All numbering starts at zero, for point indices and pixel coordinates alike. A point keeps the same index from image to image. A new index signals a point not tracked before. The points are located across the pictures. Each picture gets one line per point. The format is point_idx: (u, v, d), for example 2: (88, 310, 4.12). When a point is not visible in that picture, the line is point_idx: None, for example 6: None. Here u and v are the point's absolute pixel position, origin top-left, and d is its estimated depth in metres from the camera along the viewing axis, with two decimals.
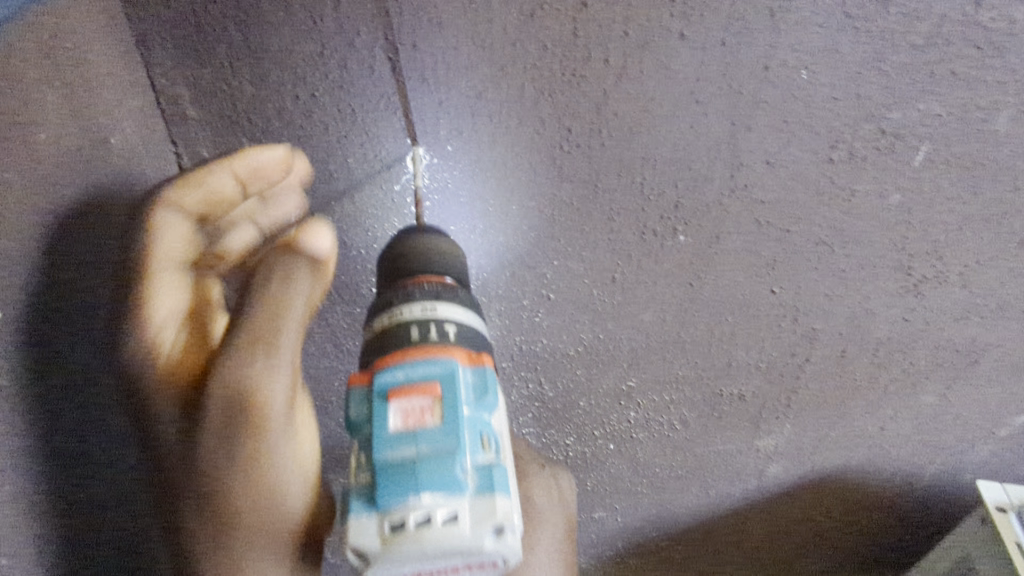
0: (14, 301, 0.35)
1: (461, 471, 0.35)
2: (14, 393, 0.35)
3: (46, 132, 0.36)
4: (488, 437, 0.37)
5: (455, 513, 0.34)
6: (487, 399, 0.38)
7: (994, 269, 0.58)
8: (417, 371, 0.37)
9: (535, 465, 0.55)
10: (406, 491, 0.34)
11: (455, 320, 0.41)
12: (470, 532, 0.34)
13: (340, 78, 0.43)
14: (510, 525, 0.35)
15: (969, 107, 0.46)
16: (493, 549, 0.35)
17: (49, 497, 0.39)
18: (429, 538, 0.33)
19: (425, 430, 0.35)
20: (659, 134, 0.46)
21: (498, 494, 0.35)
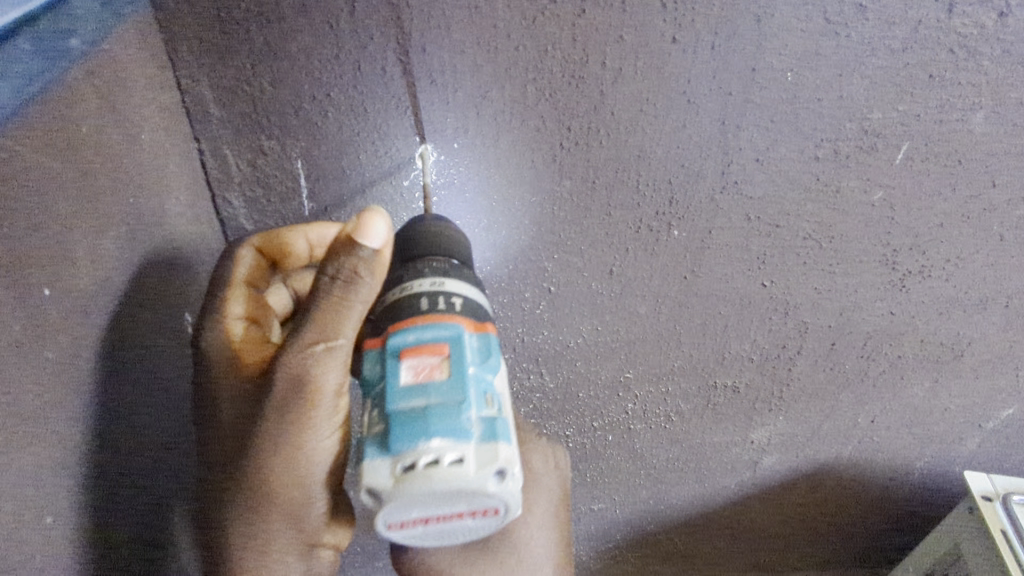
0: (78, 285, 0.37)
1: (467, 419, 0.37)
2: (78, 374, 0.37)
3: (87, 128, 0.38)
4: (491, 395, 0.40)
5: (462, 455, 0.36)
6: (490, 361, 0.41)
7: (975, 264, 0.61)
8: (427, 333, 0.40)
9: (533, 434, 0.58)
10: (416, 435, 0.36)
11: (460, 293, 0.43)
12: (474, 473, 0.36)
13: (355, 79, 0.46)
14: (511, 470, 0.37)
15: (946, 107, 0.49)
16: (496, 491, 0.37)
17: (103, 483, 0.40)
18: (437, 476, 0.35)
19: (435, 382, 0.38)
20: (654, 132, 0.49)
21: (501, 442, 0.37)
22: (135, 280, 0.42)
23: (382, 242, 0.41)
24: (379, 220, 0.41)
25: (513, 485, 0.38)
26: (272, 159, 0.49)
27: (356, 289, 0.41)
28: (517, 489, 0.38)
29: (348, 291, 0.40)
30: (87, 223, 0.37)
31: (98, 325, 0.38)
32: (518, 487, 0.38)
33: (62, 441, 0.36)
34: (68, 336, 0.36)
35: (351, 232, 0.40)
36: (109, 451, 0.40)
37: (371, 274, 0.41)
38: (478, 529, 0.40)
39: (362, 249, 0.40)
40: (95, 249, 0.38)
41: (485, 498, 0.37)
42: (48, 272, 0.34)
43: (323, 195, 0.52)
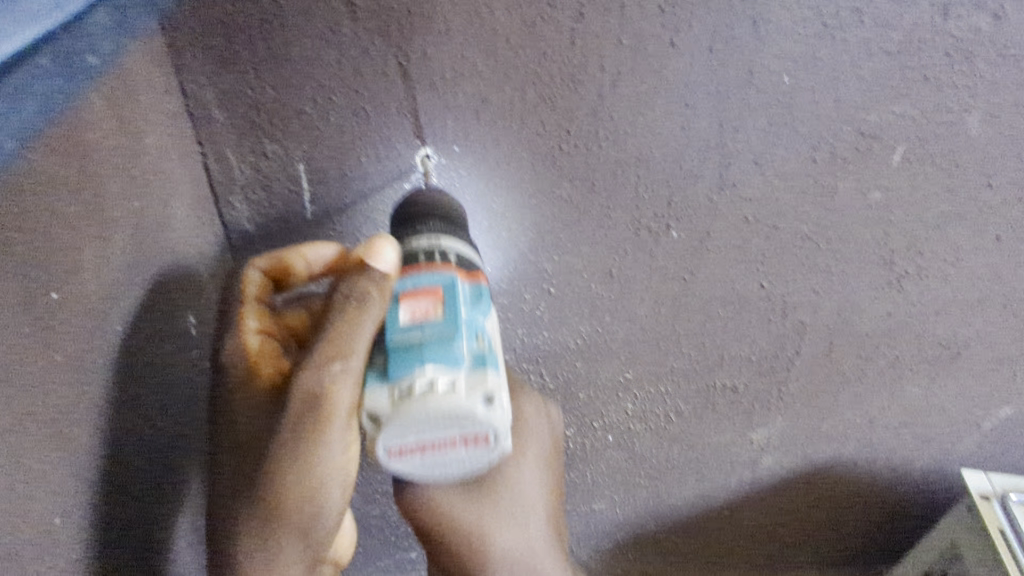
0: (90, 287, 0.37)
1: (459, 349, 0.38)
2: (88, 376, 0.37)
3: (95, 131, 0.38)
4: (485, 333, 0.41)
5: (452, 381, 0.37)
6: (482, 305, 0.41)
7: (972, 264, 0.61)
8: (422, 280, 0.41)
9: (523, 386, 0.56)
10: (411, 364, 0.38)
11: (456, 248, 0.43)
12: (465, 396, 0.37)
13: (356, 83, 0.46)
14: (500, 397, 0.38)
15: (941, 110, 0.49)
16: (486, 415, 0.38)
17: (109, 481, 0.40)
18: (430, 400, 0.37)
19: (429, 321, 0.39)
20: (653, 135, 0.50)
21: (490, 371, 0.39)
22: (142, 284, 0.43)
23: (392, 266, 0.41)
24: (387, 245, 0.42)
25: (503, 412, 0.38)
26: (275, 162, 0.50)
27: (364, 309, 0.40)
28: (508, 415, 0.39)
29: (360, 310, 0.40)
30: (95, 230, 0.37)
31: (105, 327, 0.39)
32: (508, 414, 0.39)
33: (71, 448, 0.36)
34: (78, 337, 0.36)
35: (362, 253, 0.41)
36: (116, 451, 0.40)
37: (381, 295, 0.41)
38: (472, 462, 0.41)
39: (371, 271, 0.41)
40: (102, 253, 0.38)
41: (476, 424, 0.38)
42: (59, 279, 0.34)
43: (325, 197, 0.52)
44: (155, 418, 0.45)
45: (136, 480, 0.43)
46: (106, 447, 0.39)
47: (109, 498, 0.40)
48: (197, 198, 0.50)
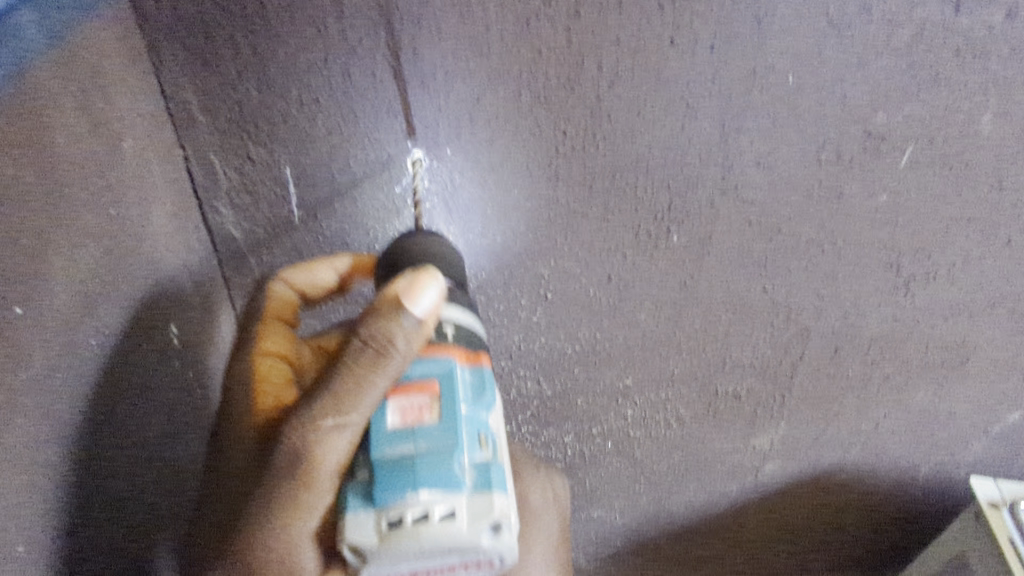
0: (59, 300, 0.35)
1: (458, 468, 0.36)
2: (54, 390, 0.36)
3: (64, 136, 0.36)
4: (486, 435, 0.39)
5: (453, 509, 0.35)
6: (485, 397, 0.40)
7: (981, 268, 0.59)
8: (416, 368, 0.39)
9: (531, 466, 0.56)
10: (404, 489, 0.35)
11: (455, 318, 0.42)
12: (466, 528, 0.35)
13: (343, 84, 0.44)
14: (506, 523, 0.36)
15: (951, 109, 0.47)
16: (490, 545, 0.35)
17: (79, 497, 0.38)
18: (426, 535, 0.34)
19: (424, 427, 0.37)
20: (652, 137, 0.48)
21: (495, 491, 0.36)
22: (118, 292, 0.41)
23: (428, 312, 0.38)
24: (431, 288, 0.39)
25: (510, 537, 0.36)
26: (260, 166, 0.48)
27: (385, 359, 0.37)
28: (515, 540, 0.37)
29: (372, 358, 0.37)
30: (64, 237, 0.36)
31: (77, 341, 0.37)
32: (514, 538, 0.37)
33: (36, 467, 0.34)
34: (44, 352, 0.34)
35: (399, 295, 0.38)
36: (88, 467, 0.39)
37: (407, 347, 0.38)
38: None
39: (405, 316, 0.38)
40: (73, 263, 0.36)
41: (478, 552, 0.36)
42: (22, 290, 0.32)
43: (313, 202, 0.51)
44: (133, 439, 0.44)
45: (110, 504, 0.42)
46: (74, 469, 0.38)
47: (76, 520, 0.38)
48: (180, 203, 0.49)
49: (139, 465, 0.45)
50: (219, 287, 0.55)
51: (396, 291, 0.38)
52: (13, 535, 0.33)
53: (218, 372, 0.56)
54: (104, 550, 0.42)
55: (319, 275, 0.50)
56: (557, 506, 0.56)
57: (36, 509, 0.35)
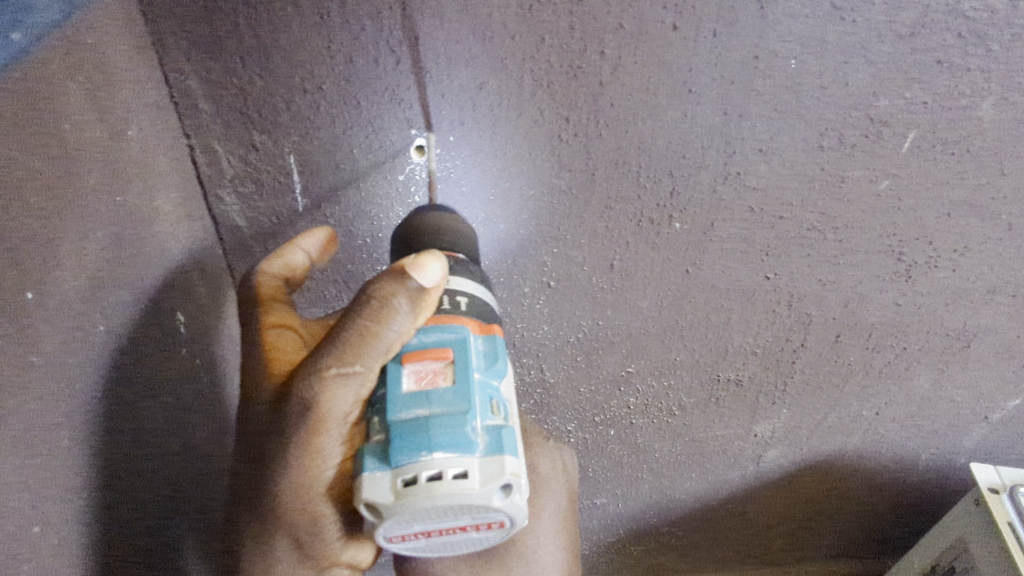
0: (71, 285, 0.36)
1: (472, 430, 0.36)
2: (70, 377, 0.36)
3: (70, 124, 0.36)
4: (497, 403, 0.39)
5: (466, 469, 0.35)
6: (496, 366, 0.40)
7: (984, 253, 0.60)
8: (430, 337, 0.40)
9: (540, 437, 0.56)
10: (418, 448, 0.35)
11: (467, 291, 0.43)
12: (479, 488, 0.35)
13: (347, 71, 0.44)
14: (517, 484, 0.36)
15: (954, 94, 0.48)
16: (501, 505, 0.36)
17: (102, 485, 0.39)
18: (440, 493, 0.34)
19: (438, 391, 0.37)
20: (654, 123, 0.48)
21: (507, 454, 0.36)
22: (126, 280, 0.41)
23: (433, 284, 0.40)
24: (435, 261, 0.39)
25: (520, 499, 0.37)
26: (264, 154, 0.48)
27: (388, 317, 0.39)
28: (524, 503, 0.37)
29: (373, 318, 0.39)
30: (71, 224, 0.36)
31: (89, 327, 0.37)
32: (524, 501, 0.37)
33: (52, 453, 0.35)
34: (58, 338, 0.35)
35: (406, 265, 0.39)
36: (108, 453, 0.39)
37: (411, 309, 0.39)
38: (481, 540, 0.39)
39: (410, 282, 0.39)
40: (82, 250, 0.37)
41: (489, 512, 0.36)
42: (31, 276, 0.33)
43: (317, 189, 0.51)
44: (149, 429, 0.44)
45: (131, 491, 0.42)
46: (95, 461, 0.38)
47: (102, 510, 0.39)
48: (185, 191, 0.49)
49: (158, 458, 0.45)
50: (223, 275, 0.56)
51: (404, 263, 0.40)
52: (38, 525, 0.34)
53: (227, 361, 0.56)
54: (132, 537, 0.42)
55: (295, 258, 0.49)
56: (566, 482, 0.56)
57: (61, 499, 0.35)
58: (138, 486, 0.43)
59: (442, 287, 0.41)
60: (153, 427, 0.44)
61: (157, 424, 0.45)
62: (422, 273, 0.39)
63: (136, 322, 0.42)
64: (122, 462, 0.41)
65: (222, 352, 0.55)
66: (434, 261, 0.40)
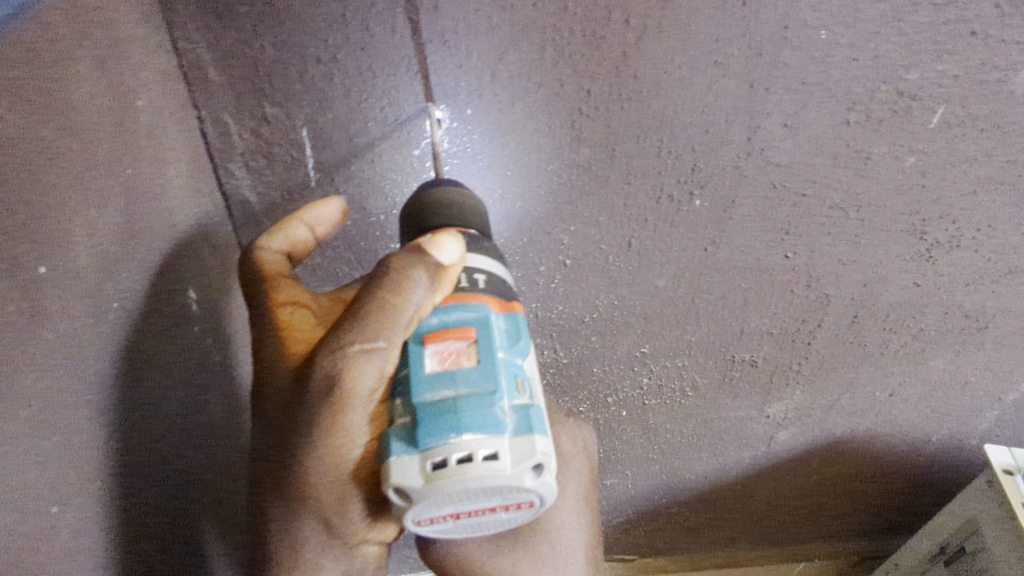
0: (83, 259, 0.35)
1: (500, 410, 0.36)
2: (87, 354, 0.35)
3: (79, 93, 0.35)
4: (521, 381, 0.39)
5: (496, 450, 0.35)
6: (519, 344, 0.40)
7: (1007, 232, 0.59)
8: (451, 316, 0.39)
9: (561, 415, 0.55)
10: (446, 431, 0.35)
11: (485, 268, 0.42)
12: (510, 469, 0.35)
13: (362, 41, 0.43)
14: (549, 464, 0.36)
15: (987, 67, 0.46)
16: (533, 485, 0.35)
17: (119, 467, 0.38)
18: (471, 475, 0.34)
19: (462, 371, 0.37)
20: (677, 97, 0.47)
21: (537, 433, 0.36)
22: (137, 256, 0.40)
23: (451, 263, 0.40)
24: (453, 238, 0.40)
25: (551, 479, 0.36)
26: (276, 127, 0.47)
27: (409, 291, 0.38)
28: (555, 482, 0.36)
29: (394, 292, 0.38)
30: (81, 193, 0.35)
31: (102, 302, 0.36)
32: (555, 480, 0.36)
33: (67, 433, 0.34)
34: (71, 313, 0.34)
35: (423, 242, 0.40)
36: (124, 435, 0.38)
37: (430, 283, 0.39)
38: (509, 521, 0.39)
39: (428, 259, 0.39)
40: (92, 224, 0.36)
41: (520, 493, 0.35)
42: (42, 248, 0.32)
43: (329, 164, 0.49)
44: (165, 410, 0.43)
45: (150, 473, 0.41)
46: (112, 440, 0.37)
47: (121, 490, 0.38)
48: (194, 166, 0.47)
49: (175, 439, 0.44)
50: (232, 252, 0.55)
51: (421, 241, 0.40)
52: (59, 505, 0.33)
53: (237, 340, 0.55)
54: (151, 519, 0.42)
55: (296, 234, 0.47)
56: (586, 460, 0.54)
57: (81, 478, 0.34)
58: (158, 466, 0.42)
59: (460, 267, 0.41)
60: (169, 407, 0.44)
61: (172, 406, 0.44)
62: (439, 248, 0.39)
63: (148, 300, 0.41)
64: (140, 443, 0.40)
65: (234, 330, 0.55)
66: (451, 241, 0.40)
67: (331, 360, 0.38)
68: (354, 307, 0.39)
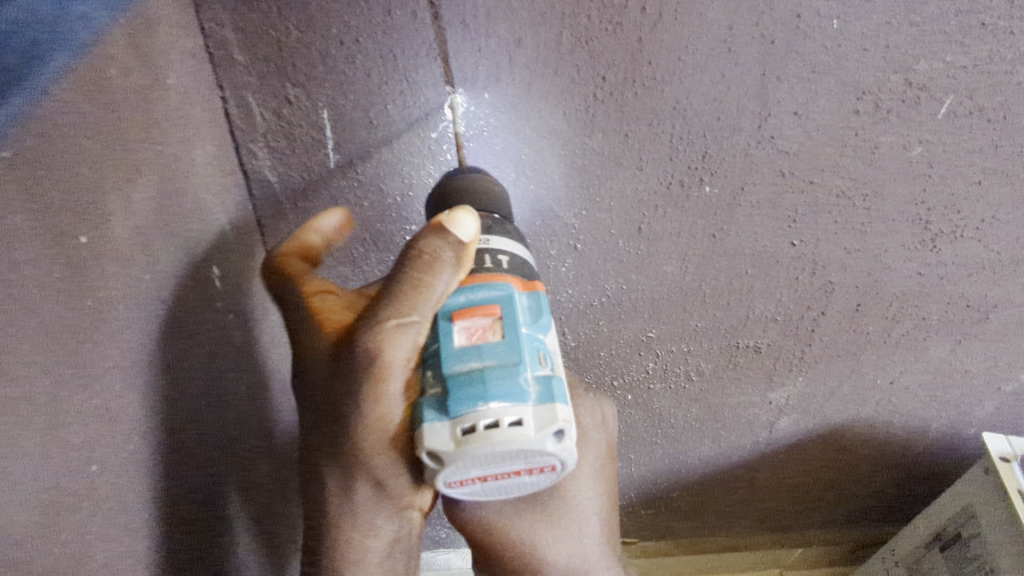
0: (123, 230, 0.36)
1: (524, 381, 0.38)
2: (123, 326, 0.36)
3: (115, 69, 0.36)
4: (544, 355, 0.40)
5: (521, 417, 0.36)
6: (542, 321, 0.42)
7: (1011, 223, 0.60)
8: (478, 294, 0.41)
9: (580, 389, 0.55)
10: (474, 398, 0.37)
11: (510, 251, 0.44)
12: (534, 434, 0.36)
13: (384, 24, 0.44)
14: (570, 430, 0.38)
15: (994, 58, 0.47)
16: (555, 450, 0.37)
17: (155, 434, 0.39)
18: (498, 439, 0.36)
19: (489, 345, 0.39)
20: (689, 85, 0.47)
21: (558, 402, 0.38)
22: (168, 232, 0.41)
23: (470, 237, 0.40)
24: (471, 213, 0.41)
25: (572, 444, 0.38)
26: (299, 109, 0.48)
27: (437, 268, 0.40)
28: (576, 448, 0.38)
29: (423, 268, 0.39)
30: (118, 170, 0.36)
31: (138, 275, 0.38)
32: (576, 446, 0.38)
33: (109, 397, 0.35)
34: (109, 284, 0.35)
35: (443, 219, 0.40)
36: (158, 405, 0.40)
37: (456, 258, 0.40)
38: (534, 485, 0.40)
39: (448, 236, 0.40)
40: (126, 199, 0.37)
41: (544, 457, 0.37)
42: (85, 219, 0.33)
43: (350, 146, 0.51)
44: (194, 383, 0.44)
45: (182, 443, 0.43)
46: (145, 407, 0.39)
47: (155, 458, 0.39)
48: (219, 145, 0.48)
49: (203, 411, 0.46)
50: (253, 231, 0.56)
51: (441, 218, 0.40)
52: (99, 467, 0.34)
53: (258, 317, 0.57)
54: (186, 484, 0.43)
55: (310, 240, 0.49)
56: (606, 433, 0.54)
57: (116, 443, 0.36)
58: (188, 435, 0.44)
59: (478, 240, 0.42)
60: (198, 380, 0.45)
61: (201, 380, 0.45)
62: (460, 223, 0.40)
63: (176, 276, 0.42)
64: (172, 414, 0.41)
65: (255, 308, 0.56)
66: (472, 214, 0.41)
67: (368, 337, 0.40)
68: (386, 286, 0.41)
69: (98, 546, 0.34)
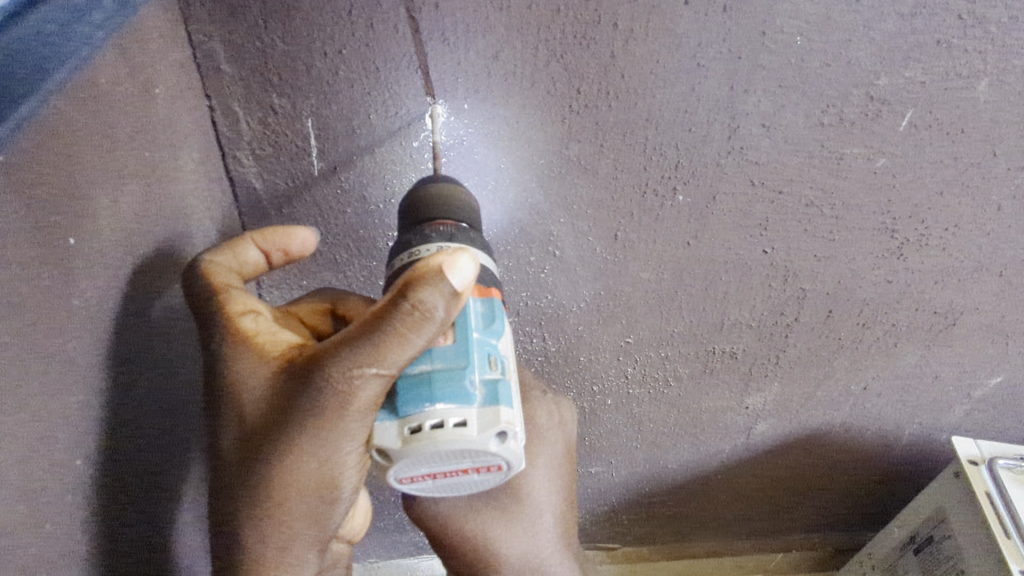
0: (108, 232, 0.38)
1: (470, 383, 0.40)
2: (98, 324, 0.37)
3: (105, 77, 0.37)
4: (495, 359, 0.43)
5: (465, 418, 0.39)
6: (494, 326, 0.44)
7: (973, 231, 0.62)
8: None
9: (538, 389, 0.57)
10: (421, 400, 0.40)
11: None
12: (477, 435, 0.39)
13: (367, 38, 0.45)
14: (512, 432, 0.40)
15: (949, 74, 0.49)
16: (498, 450, 0.40)
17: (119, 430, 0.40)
18: (442, 439, 0.39)
19: (439, 348, 0.41)
20: (661, 98, 0.49)
21: (502, 404, 0.40)
22: (148, 234, 0.43)
23: (465, 284, 0.40)
24: (469, 261, 0.40)
25: (514, 445, 0.41)
26: (283, 118, 0.49)
27: (431, 318, 0.39)
28: (519, 448, 0.41)
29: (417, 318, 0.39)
30: (107, 175, 0.38)
31: (117, 276, 0.39)
32: (519, 446, 0.41)
33: (79, 393, 0.36)
34: (90, 283, 0.36)
35: (443, 266, 0.39)
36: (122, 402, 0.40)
37: (448, 309, 0.39)
38: (481, 482, 0.44)
39: (446, 284, 0.39)
40: (114, 202, 0.38)
41: (488, 456, 0.40)
42: (72, 221, 0.35)
43: (332, 154, 0.52)
44: (158, 380, 0.45)
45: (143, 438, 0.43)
46: (111, 405, 0.39)
47: None
48: (204, 152, 0.49)
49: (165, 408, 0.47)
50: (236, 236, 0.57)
51: (439, 263, 0.39)
52: (63, 462, 0.35)
53: None
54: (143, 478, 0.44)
55: (246, 255, 0.49)
56: (562, 434, 0.57)
57: (83, 438, 0.37)
58: (149, 434, 0.44)
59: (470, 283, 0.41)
60: (162, 376, 0.46)
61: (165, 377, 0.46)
62: (461, 275, 0.39)
63: (150, 277, 0.43)
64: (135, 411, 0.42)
65: None
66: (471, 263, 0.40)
67: (348, 378, 0.39)
68: (372, 328, 0.39)
69: (54, 537, 0.35)
